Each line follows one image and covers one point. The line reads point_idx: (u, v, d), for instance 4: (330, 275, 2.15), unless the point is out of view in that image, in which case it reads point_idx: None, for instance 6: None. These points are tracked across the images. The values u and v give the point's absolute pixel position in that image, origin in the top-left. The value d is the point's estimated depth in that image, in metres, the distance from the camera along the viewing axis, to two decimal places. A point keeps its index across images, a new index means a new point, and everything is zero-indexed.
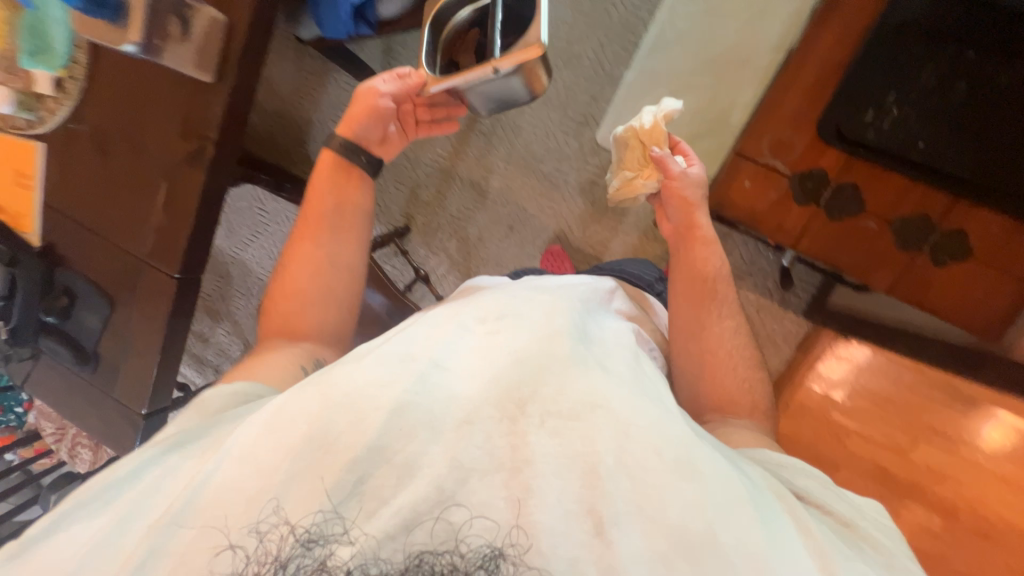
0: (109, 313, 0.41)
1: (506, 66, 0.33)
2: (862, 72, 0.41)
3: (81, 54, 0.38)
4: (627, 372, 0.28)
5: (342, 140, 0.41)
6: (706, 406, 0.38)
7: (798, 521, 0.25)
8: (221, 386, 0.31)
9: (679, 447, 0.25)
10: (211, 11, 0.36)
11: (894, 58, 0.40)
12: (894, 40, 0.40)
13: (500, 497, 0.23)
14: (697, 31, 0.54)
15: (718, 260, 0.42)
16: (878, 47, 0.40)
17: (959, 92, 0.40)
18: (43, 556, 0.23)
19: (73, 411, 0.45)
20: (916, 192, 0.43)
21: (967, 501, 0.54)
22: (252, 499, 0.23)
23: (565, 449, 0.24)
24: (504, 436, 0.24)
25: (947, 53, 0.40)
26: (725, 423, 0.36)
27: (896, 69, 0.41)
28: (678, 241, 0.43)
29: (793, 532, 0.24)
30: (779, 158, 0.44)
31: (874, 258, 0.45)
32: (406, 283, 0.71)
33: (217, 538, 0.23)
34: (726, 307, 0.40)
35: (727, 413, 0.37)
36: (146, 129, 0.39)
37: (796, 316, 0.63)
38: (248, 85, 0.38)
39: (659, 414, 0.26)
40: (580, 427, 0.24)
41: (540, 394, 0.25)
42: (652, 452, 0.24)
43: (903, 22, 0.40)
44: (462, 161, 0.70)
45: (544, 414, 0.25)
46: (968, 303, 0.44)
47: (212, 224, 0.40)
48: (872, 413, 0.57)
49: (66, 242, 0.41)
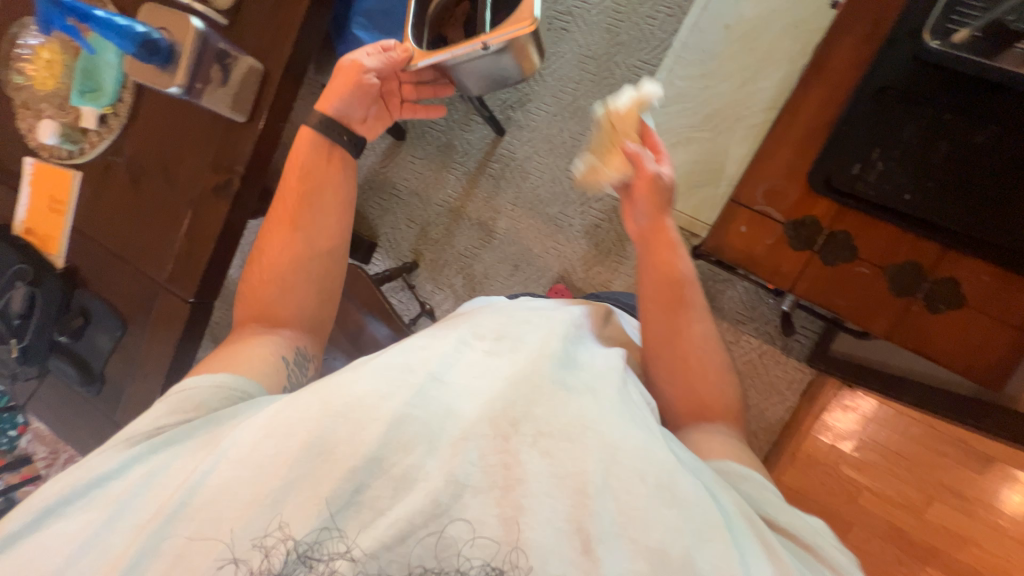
0: (120, 334, 0.46)
1: (495, 41, 0.36)
2: (845, 128, 0.41)
3: (125, 93, 0.45)
4: (617, 395, 0.28)
5: (319, 117, 0.39)
6: (678, 416, 0.35)
7: (766, 547, 0.24)
8: (199, 377, 0.31)
9: (663, 471, 0.25)
10: (250, 61, 0.41)
11: (876, 115, 0.40)
12: (875, 99, 0.40)
13: (493, 514, 0.24)
14: (695, 94, 0.63)
15: (686, 263, 0.38)
16: (860, 105, 0.40)
17: (944, 147, 0.39)
18: (41, 544, 0.25)
19: (71, 430, 0.49)
20: (909, 242, 0.41)
21: (982, 563, 0.53)
22: (248, 503, 0.24)
23: (555, 469, 0.25)
24: (496, 454, 0.25)
25: (929, 108, 0.39)
26: (699, 430, 0.33)
27: (881, 124, 0.40)
28: (642, 243, 0.40)
29: (755, 554, 0.24)
30: (772, 206, 0.43)
31: (872, 306, 0.42)
32: (412, 316, 0.74)
33: (219, 549, 0.24)
34: (698, 311, 0.37)
35: (701, 421, 0.34)
36: (177, 170, 0.44)
37: (797, 362, 0.62)
38: (276, 125, 0.43)
39: (646, 438, 0.26)
40: (570, 448, 0.25)
41: (535, 413, 0.26)
42: (635, 475, 0.25)
43: (883, 83, 0.40)
44: (473, 201, 0.73)
45: (536, 434, 0.26)
46: (979, 354, 0.41)
47: (228, 250, 0.45)
48: (884, 469, 0.56)
49: (87, 265, 0.47)
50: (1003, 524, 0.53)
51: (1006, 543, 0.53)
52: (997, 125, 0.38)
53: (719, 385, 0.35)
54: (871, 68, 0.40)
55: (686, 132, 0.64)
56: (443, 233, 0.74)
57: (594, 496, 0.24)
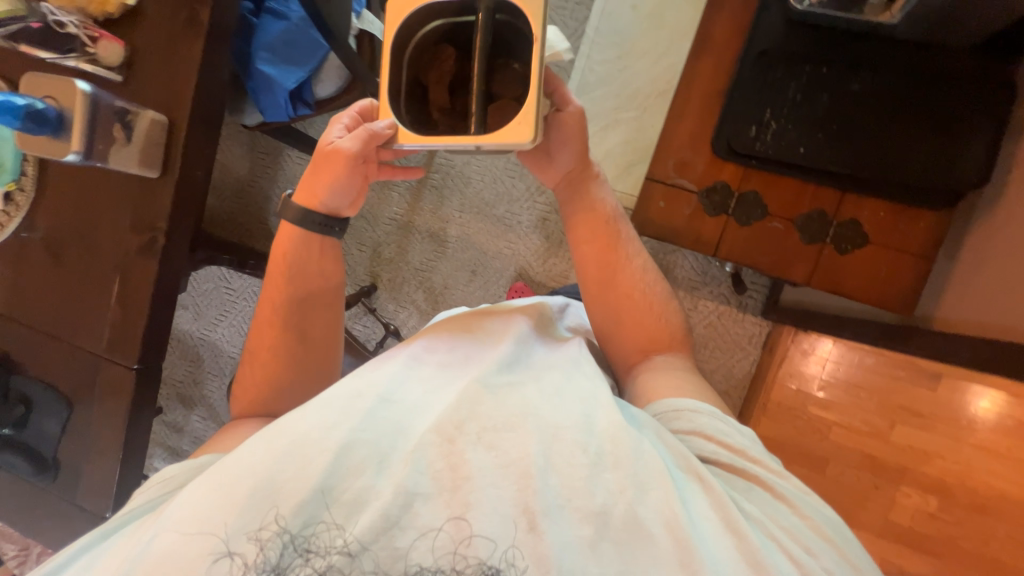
0: (68, 415, 0.44)
1: (489, 146, 0.28)
2: (737, 97, 0.46)
3: (29, 166, 0.43)
4: (563, 380, 0.29)
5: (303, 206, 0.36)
6: (633, 355, 0.37)
7: (715, 498, 0.25)
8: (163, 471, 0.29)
9: (608, 440, 0.26)
10: (153, 114, 0.40)
11: (763, 81, 0.45)
12: (759, 66, 0.45)
13: (443, 517, 0.24)
14: (615, 78, 0.65)
15: (612, 197, 0.39)
16: (746, 74, 0.46)
17: (824, 101, 0.44)
18: None
19: (32, 523, 0.47)
20: (810, 192, 0.47)
21: (953, 476, 0.55)
22: (190, 561, 0.23)
23: (501, 460, 0.25)
24: (444, 458, 0.25)
25: (805, 70, 0.44)
26: (651, 363, 0.36)
27: (766, 87, 0.45)
28: (565, 189, 0.39)
29: (702, 501, 0.25)
30: (685, 177, 0.49)
31: (786, 255, 0.49)
32: (378, 340, 0.74)
33: (206, 546, 0.23)
34: (634, 245, 0.38)
35: (653, 353, 0.36)
36: (96, 236, 0.43)
37: (755, 317, 0.66)
38: (191, 175, 0.42)
39: (588, 412, 0.27)
40: (513, 436, 0.25)
41: (478, 412, 0.26)
42: (577, 449, 0.25)
43: (763, 51, 0.45)
44: (421, 215, 0.73)
45: (481, 430, 0.26)
46: (879, 281, 0.48)
47: (166, 309, 0.44)
48: (849, 403, 0.59)
49: (19, 349, 0.45)
50: (971, 437, 0.54)
51: (975, 454, 0.54)
52: (863, 77, 0.43)
53: (664, 317, 0.37)
54: (748, 39, 0.46)
55: (613, 115, 0.65)
56: (396, 251, 0.73)
57: (541, 483, 0.24)
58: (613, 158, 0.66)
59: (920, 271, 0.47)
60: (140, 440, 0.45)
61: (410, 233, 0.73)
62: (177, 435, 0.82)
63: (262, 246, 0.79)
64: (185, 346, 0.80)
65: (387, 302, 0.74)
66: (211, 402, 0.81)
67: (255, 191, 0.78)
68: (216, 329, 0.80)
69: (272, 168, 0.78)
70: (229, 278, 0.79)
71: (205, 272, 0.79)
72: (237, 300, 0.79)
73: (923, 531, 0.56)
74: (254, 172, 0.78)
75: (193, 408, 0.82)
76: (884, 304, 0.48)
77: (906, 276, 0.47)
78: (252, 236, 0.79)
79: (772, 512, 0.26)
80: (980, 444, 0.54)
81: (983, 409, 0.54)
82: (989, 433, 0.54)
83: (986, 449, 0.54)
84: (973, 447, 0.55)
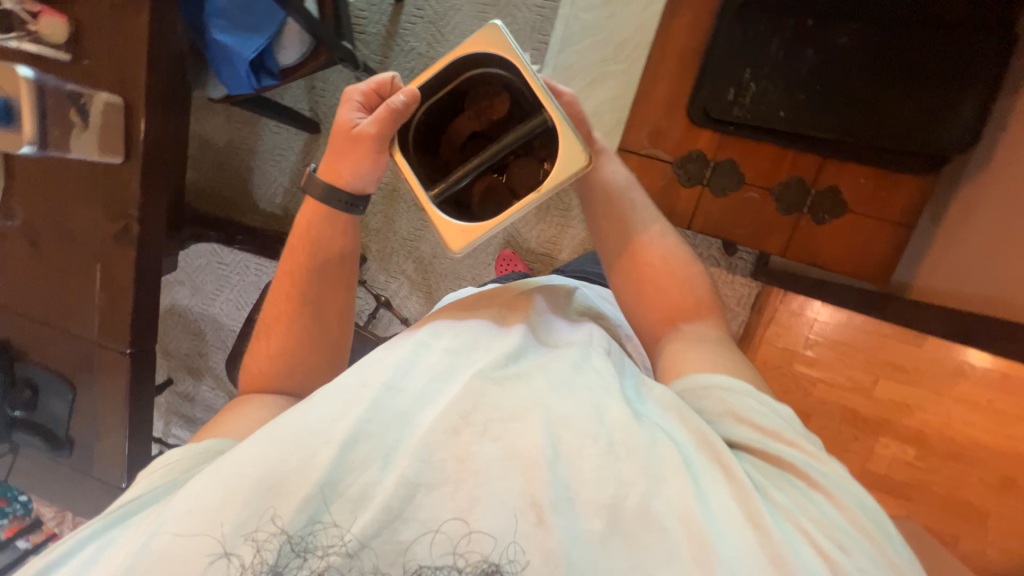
0: (73, 397, 0.46)
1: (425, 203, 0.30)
2: (715, 56, 0.44)
3: None
4: (573, 367, 0.28)
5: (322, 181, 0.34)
6: (651, 327, 0.35)
7: (726, 477, 0.24)
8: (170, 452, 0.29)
9: (617, 427, 0.25)
10: (105, 95, 0.39)
11: (742, 38, 0.43)
12: (739, 19, 0.43)
13: (449, 509, 0.24)
14: (602, 28, 0.61)
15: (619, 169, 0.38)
16: (725, 29, 0.43)
17: (808, 59, 0.42)
18: None
19: (61, 491, 0.52)
20: (790, 159, 0.46)
21: (933, 427, 0.58)
22: (194, 554, 0.23)
23: (510, 453, 0.24)
24: (452, 448, 0.25)
25: (789, 24, 0.42)
26: (679, 332, 0.33)
27: (747, 42, 0.43)
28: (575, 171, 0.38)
29: (719, 490, 0.23)
30: (659, 147, 0.48)
31: (762, 226, 0.48)
32: (370, 311, 0.75)
33: (210, 545, 0.23)
34: (647, 211, 0.37)
35: (678, 320, 0.34)
36: (70, 223, 0.43)
37: (745, 278, 0.62)
38: (158, 158, 0.42)
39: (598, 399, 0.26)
40: (522, 427, 0.25)
41: (486, 403, 0.26)
42: (587, 438, 0.24)
43: (744, 3, 0.43)
44: (405, 182, 0.71)
45: (489, 422, 0.25)
46: (857, 251, 0.47)
47: (152, 294, 0.44)
48: (838, 358, 0.60)
49: (16, 335, 0.47)
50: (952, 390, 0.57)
51: (952, 404, 0.58)
52: (849, 31, 0.41)
53: (688, 282, 0.35)
54: None
55: (600, 69, 0.62)
56: (381, 221, 0.73)
57: (544, 475, 0.23)
58: (600, 116, 0.63)
59: (902, 239, 0.46)
60: (146, 417, 0.48)
61: (393, 202, 0.72)
62: (189, 404, 0.86)
63: (251, 219, 0.78)
64: (186, 320, 0.82)
65: (377, 272, 0.74)
66: (217, 374, 0.84)
67: (235, 162, 0.77)
68: (213, 302, 0.81)
69: (250, 139, 0.76)
70: (220, 253, 0.80)
71: (197, 247, 0.79)
72: (230, 274, 0.80)
73: (901, 478, 0.60)
74: (231, 144, 0.77)
75: (201, 379, 0.85)
76: (859, 274, 0.48)
77: (888, 245, 0.46)
78: (239, 210, 0.78)
79: (800, 499, 0.23)
80: (962, 396, 0.57)
81: (971, 362, 0.56)
82: (978, 385, 0.56)
83: (965, 400, 0.57)
84: (956, 399, 0.58)
